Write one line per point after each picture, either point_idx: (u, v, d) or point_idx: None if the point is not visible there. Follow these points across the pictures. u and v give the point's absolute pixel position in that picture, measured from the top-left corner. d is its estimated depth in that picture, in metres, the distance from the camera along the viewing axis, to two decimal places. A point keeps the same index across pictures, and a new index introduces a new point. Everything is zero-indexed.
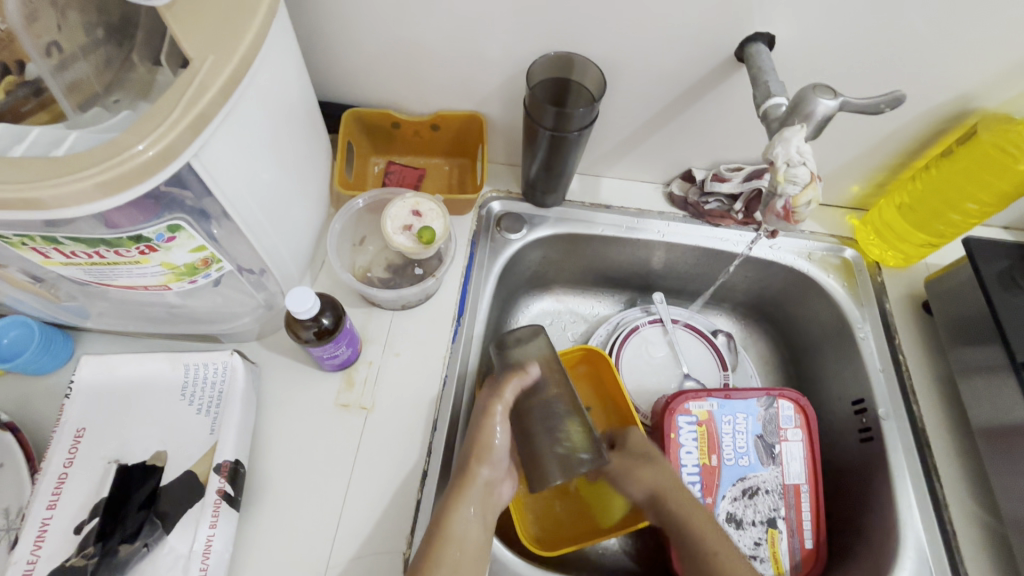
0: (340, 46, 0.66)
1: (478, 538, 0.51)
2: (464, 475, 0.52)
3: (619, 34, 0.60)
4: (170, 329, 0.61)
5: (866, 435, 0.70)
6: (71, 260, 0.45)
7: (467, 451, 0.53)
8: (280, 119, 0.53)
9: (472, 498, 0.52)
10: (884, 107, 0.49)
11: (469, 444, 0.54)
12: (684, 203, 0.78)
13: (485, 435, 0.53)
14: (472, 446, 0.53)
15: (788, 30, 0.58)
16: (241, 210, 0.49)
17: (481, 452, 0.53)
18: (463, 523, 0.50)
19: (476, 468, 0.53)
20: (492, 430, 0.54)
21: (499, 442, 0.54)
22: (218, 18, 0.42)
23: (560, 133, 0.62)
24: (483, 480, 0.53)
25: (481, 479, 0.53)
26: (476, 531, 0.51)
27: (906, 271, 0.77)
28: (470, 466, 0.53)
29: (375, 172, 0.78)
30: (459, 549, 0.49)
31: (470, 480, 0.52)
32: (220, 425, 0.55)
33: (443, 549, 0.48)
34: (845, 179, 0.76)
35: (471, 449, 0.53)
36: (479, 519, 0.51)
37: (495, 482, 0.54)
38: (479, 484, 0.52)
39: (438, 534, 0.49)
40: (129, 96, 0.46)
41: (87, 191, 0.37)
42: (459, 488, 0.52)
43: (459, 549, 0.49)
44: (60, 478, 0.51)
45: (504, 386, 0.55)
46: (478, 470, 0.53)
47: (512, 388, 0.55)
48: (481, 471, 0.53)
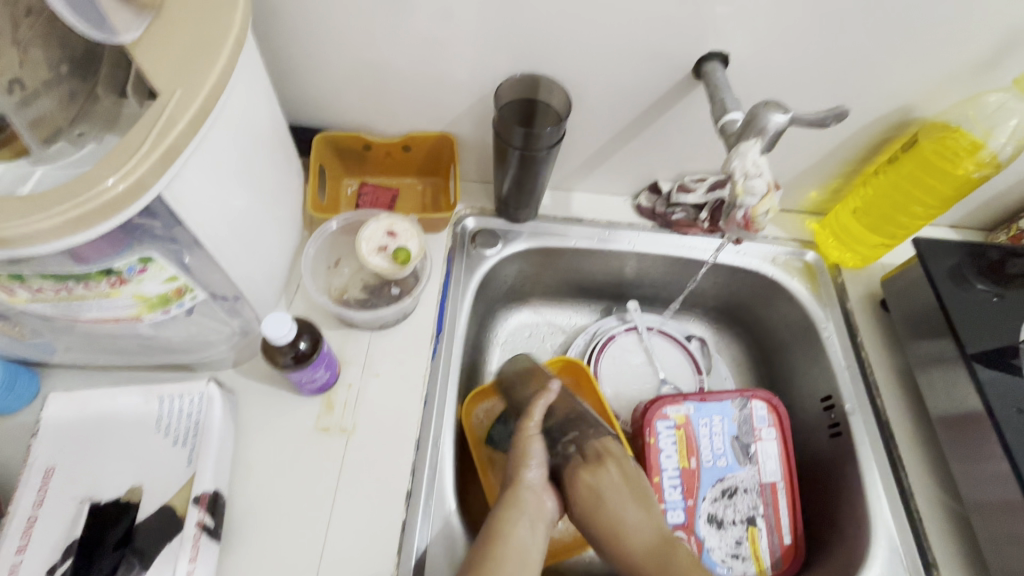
0: (309, 72, 0.67)
1: (532, 543, 0.54)
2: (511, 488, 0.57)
3: (582, 56, 0.63)
4: (142, 360, 0.60)
5: (835, 430, 0.72)
6: (39, 296, 0.44)
7: (516, 465, 0.59)
8: (251, 147, 0.54)
9: (523, 503, 0.56)
10: (831, 122, 0.52)
11: (514, 457, 0.60)
12: (652, 213, 0.81)
13: (529, 449, 0.60)
14: (521, 458, 0.59)
15: (739, 49, 0.61)
16: (213, 238, 0.49)
17: (524, 463, 0.59)
18: (522, 531, 0.54)
19: (524, 479, 0.58)
20: (529, 442, 0.60)
21: (539, 450, 0.60)
22: (184, 50, 0.43)
23: (529, 151, 0.64)
24: (529, 487, 0.57)
25: (529, 486, 0.58)
26: (531, 535, 0.54)
27: (863, 272, 0.81)
28: (519, 476, 0.58)
29: (348, 194, 0.79)
30: (518, 555, 0.52)
31: (520, 489, 0.57)
32: (197, 456, 0.54)
33: (503, 548, 0.52)
34: (802, 185, 0.80)
35: (521, 462, 0.59)
36: (531, 524, 0.55)
37: (541, 493, 0.58)
38: (530, 489, 0.57)
39: (492, 532, 0.53)
40: (94, 128, 0.45)
41: (57, 229, 0.36)
42: (514, 498, 0.56)
43: (514, 555, 0.52)
44: (29, 520, 0.49)
45: (529, 408, 0.63)
46: (526, 476, 0.58)
47: (541, 408, 0.62)
48: (527, 481, 0.58)
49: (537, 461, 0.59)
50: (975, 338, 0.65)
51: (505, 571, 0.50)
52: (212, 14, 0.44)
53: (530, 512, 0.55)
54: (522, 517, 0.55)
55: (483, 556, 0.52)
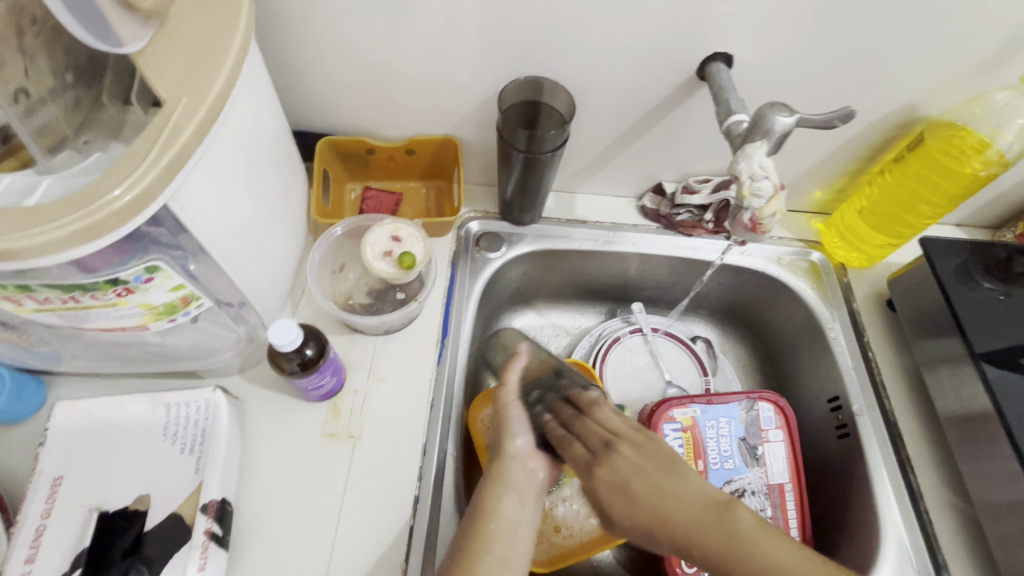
0: (313, 77, 0.66)
1: (520, 515, 0.53)
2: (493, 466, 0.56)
3: (586, 58, 0.63)
4: (148, 368, 0.59)
5: (842, 431, 0.72)
6: (45, 306, 0.44)
7: (500, 437, 0.58)
8: (256, 153, 0.53)
9: (510, 476, 0.55)
10: (838, 123, 0.52)
11: (496, 432, 0.59)
12: (657, 215, 0.80)
13: (508, 417, 0.59)
14: (502, 429, 0.58)
15: (744, 49, 0.61)
16: (218, 246, 0.49)
17: (508, 437, 0.57)
18: (510, 507, 0.52)
19: (507, 453, 0.56)
20: (508, 412, 0.59)
21: (520, 419, 0.59)
22: (189, 58, 0.43)
23: (533, 155, 0.64)
24: (513, 460, 0.56)
25: (514, 457, 0.56)
26: (521, 510, 0.53)
27: (869, 271, 0.80)
28: (502, 448, 0.57)
29: (352, 198, 0.79)
30: (506, 528, 0.51)
31: (504, 464, 0.55)
32: (205, 464, 0.54)
33: (491, 525, 0.51)
34: (807, 185, 0.80)
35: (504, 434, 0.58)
36: (520, 497, 0.54)
37: (529, 463, 0.57)
38: (514, 460, 0.56)
39: (480, 510, 0.52)
40: (100, 136, 0.46)
41: (64, 240, 0.36)
42: (498, 471, 0.55)
43: (505, 531, 0.51)
44: (38, 530, 0.49)
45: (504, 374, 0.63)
46: (509, 450, 0.57)
47: (515, 372, 0.62)
48: (510, 453, 0.56)
49: (520, 431, 0.58)
50: (984, 338, 0.64)
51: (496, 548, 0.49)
52: (217, 21, 0.44)
53: (517, 486, 0.54)
54: (510, 491, 0.53)
55: (470, 532, 0.50)
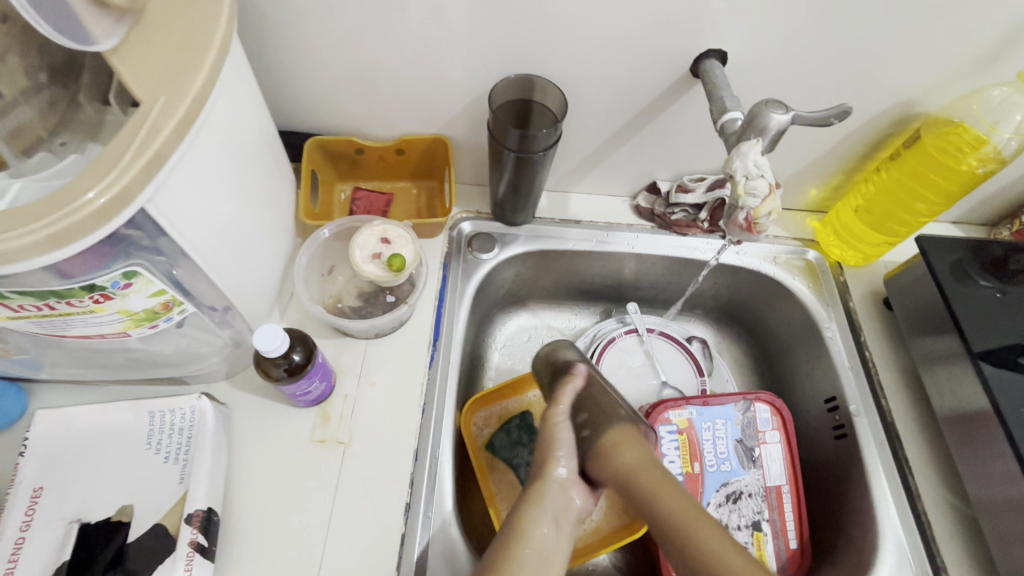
0: (299, 75, 0.65)
1: (557, 549, 0.48)
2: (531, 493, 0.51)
3: (577, 55, 0.62)
4: (132, 374, 0.58)
5: (839, 432, 0.71)
6: (19, 314, 0.42)
7: (542, 459, 0.54)
8: (239, 154, 0.52)
9: (546, 500, 0.50)
10: (833, 120, 0.51)
11: (541, 453, 0.54)
12: (651, 214, 0.80)
13: (554, 439, 0.54)
14: (545, 452, 0.54)
15: (737, 46, 0.60)
16: (200, 249, 0.47)
17: (550, 461, 0.53)
18: (544, 531, 0.48)
19: (548, 475, 0.52)
20: (554, 434, 0.55)
21: (566, 442, 0.54)
22: (167, 56, 0.41)
23: (525, 154, 0.63)
24: (554, 486, 0.51)
25: (556, 481, 0.52)
26: (555, 536, 0.48)
27: (865, 270, 0.80)
28: (544, 470, 0.52)
29: (342, 199, 0.77)
30: (539, 559, 0.46)
31: (544, 490, 0.51)
32: (190, 473, 0.52)
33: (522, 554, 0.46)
34: (803, 183, 0.79)
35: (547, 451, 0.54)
36: (558, 529, 0.49)
37: (569, 489, 0.51)
38: (557, 483, 0.51)
39: (510, 533, 0.48)
40: (77, 137, 0.44)
41: (35, 245, 0.35)
42: (536, 492, 0.51)
43: (535, 558, 0.46)
44: (17, 543, 0.48)
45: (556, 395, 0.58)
46: (552, 475, 0.52)
47: (568, 394, 0.58)
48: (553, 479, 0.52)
49: (565, 451, 0.53)
50: (982, 336, 0.64)
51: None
52: (196, 19, 0.43)
53: (557, 513, 0.49)
54: (541, 514, 0.49)
55: (499, 558, 0.46)
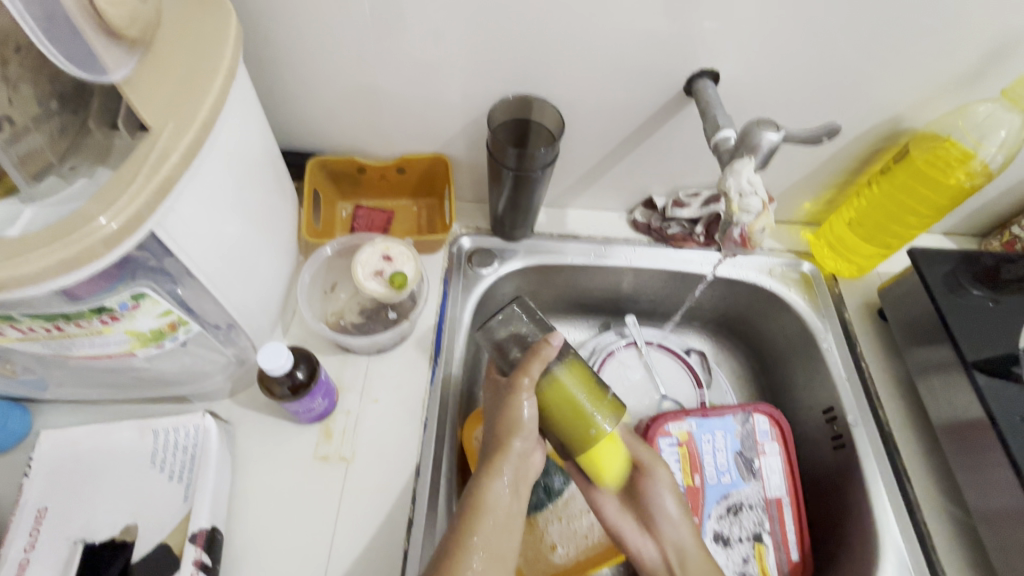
0: (302, 98, 0.67)
1: (510, 507, 0.52)
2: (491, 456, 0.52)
3: (574, 75, 0.63)
4: (137, 394, 0.59)
5: (838, 442, 0.72)
6: (29, 335, 0.43)
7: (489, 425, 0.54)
8: (244, 176, 0.53)
9: (506, 466, 0.52)
10: (824, 138, 0.52)
11: (501, 421, 0.52)
12: (648, 228, 0.81)
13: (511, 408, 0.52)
14: (501, 417, 0.53)
15: (729, 66, 0.62)
16: (206, 270, 0.48)
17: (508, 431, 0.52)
18: (503, 498, 0.51)
19: (512, 441, 0.52)
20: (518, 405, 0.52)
21: (528, 415, 0.52)
22: (176, 84, 0.43)
23: (523, 172, 0.64)
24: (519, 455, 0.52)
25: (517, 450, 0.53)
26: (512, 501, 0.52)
27: (860, 281, 0.81)
28: (504, 441, 0.52)
29: (343, 217, 0.78)
30: (498, 522, 0.50)
31: (507, 457, 0.52)
32: (193, 491, 0.53)
33: (482, 519, 0.50)
34: (796, 197, 0.81)
35: (506, 414, 0.52)
36: (518, 487, 0.53)
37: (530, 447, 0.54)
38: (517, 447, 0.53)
39: (472, 504, 0.50)
40: (86, 161, 0.45)
41: (47, 270, 0.36)
42: (500, 447, 0.52)
43: (494, 521, 0.50)
44: (21, 563, 0.48)
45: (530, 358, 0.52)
46: (513, 443, 0.52)
47: (536, 365, 0.52)
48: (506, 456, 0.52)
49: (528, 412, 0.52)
50: (975, 346, 0.65)
51: (490, 545, 0.49)
52: (204, 47, 0.44)
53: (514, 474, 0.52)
54: (502, 479, 0.52)
55: (457, 532, 0.49)
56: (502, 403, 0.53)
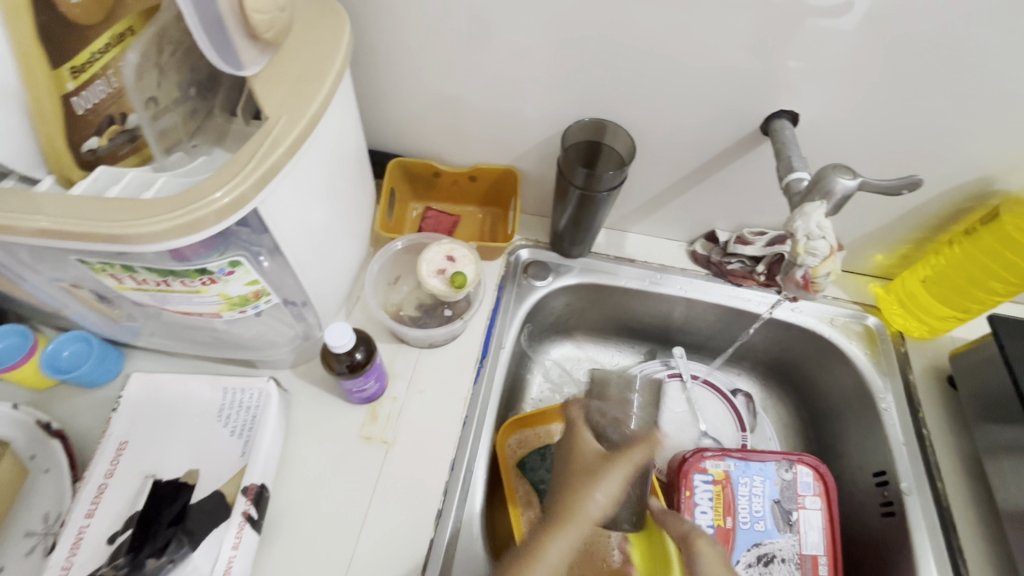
0: (393, 103, 0.72)
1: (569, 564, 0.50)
2: (563, 512, 0.53)
3: (652, 103, 0.65)
4: (214, 352, 0.65)
5: (887, 509, 0.68)
6: (142, 286, 0.49)
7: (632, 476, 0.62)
8: (336, 168, 0.59)
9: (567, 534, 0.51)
10: (904, 190, 0.51)
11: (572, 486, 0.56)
12: (707, 261, 0.81)
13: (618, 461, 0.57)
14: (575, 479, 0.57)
15: (810, 109, 0.62)
16: (292, 248, 0.53)
17: (590, 493, 0.54)
18: (558, 556, 0.49)
19: (579, 508, 0.53)
20: (611, 475, 0.56)
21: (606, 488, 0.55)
22: (293, 82, 0.48)
23: (589, 192, 0.66)
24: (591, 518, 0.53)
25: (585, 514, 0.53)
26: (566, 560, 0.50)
27: (930, 343, 0.77)
28: (578, 503, 0.53)
29: (413, 216, 0.83)
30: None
31: (578, 516, 0.52)
32: (250, 448, 0.57)
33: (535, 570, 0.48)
34: (868, 247, 0.78)
35: (590, 490, 0.54)
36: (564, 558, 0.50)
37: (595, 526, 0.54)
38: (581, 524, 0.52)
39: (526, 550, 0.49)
40: (206, 141, 0.52)
41: (165, 233, 0.41)
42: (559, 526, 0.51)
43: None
44: (100, 487, 0.54)
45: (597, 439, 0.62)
46: (586, 504, 0.53)
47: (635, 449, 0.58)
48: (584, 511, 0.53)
49: (605, 494, 0.54)
50: None
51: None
52: (318, 50, 0.50)
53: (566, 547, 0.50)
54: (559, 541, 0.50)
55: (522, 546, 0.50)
56: (590, 477, 0.56)
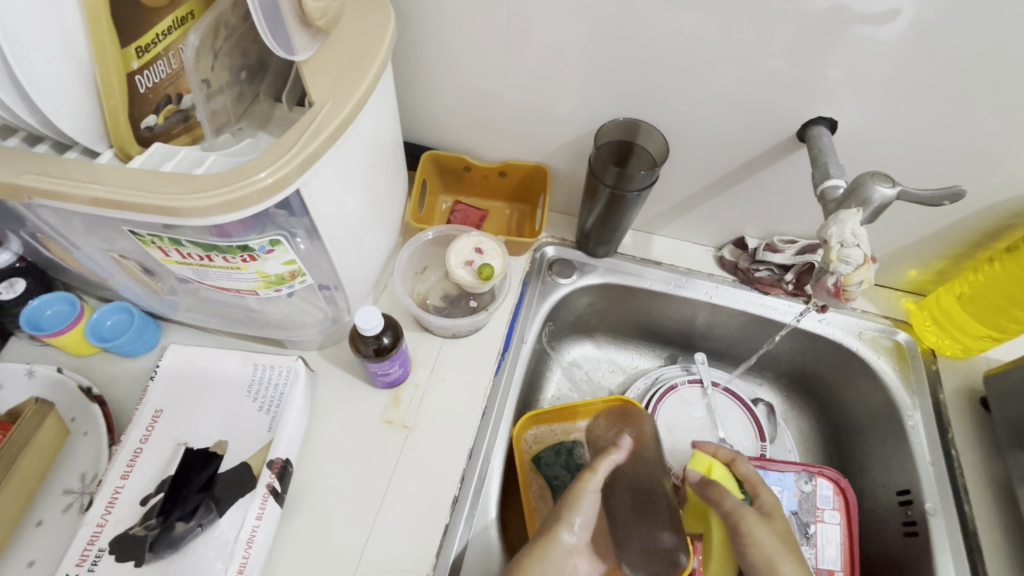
0: (429, 96, 0.74)
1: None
2: (546, 532, 0.56)
3: (687, 106, 0.65)
4: (246, 330, 0.67)
5: (910, 529, 0.67)
6: (185, 260, 0.52)
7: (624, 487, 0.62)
8: (373, 156, 0.60)
9: (550, 559, 0.54)
10: (944, 201, 0.50)
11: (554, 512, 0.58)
12: (735, 267, 0.80)
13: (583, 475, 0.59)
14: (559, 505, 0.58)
15: (849, 117, 0.61)
16: (329, 231, 0.55)
17: (567, 517, 0.57)
18: None
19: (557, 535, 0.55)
20: (580, 497, 0.57)
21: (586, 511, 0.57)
22: (338, 70, 0.50)
23: (619, 191, 0.66)
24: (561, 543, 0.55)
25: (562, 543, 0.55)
26: None
27: (963, 362, 0.75)
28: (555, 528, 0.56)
29: (442, 209, 0.85)
30: None
31: (554, 542, 0.55)
32: (278, 424, 0.59)
33: None
34: (902, 261, 0.77)
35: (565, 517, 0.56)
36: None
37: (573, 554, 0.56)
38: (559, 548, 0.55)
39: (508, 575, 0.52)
40: (251, 125, 0.55)
41: (215, 208, 0.43)
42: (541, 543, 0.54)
43: None
44: (135, 451, 0.56)
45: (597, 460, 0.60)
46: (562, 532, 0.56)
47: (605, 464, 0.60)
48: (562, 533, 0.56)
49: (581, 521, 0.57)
50: None
51: None
52: (365, 41, 0.52)
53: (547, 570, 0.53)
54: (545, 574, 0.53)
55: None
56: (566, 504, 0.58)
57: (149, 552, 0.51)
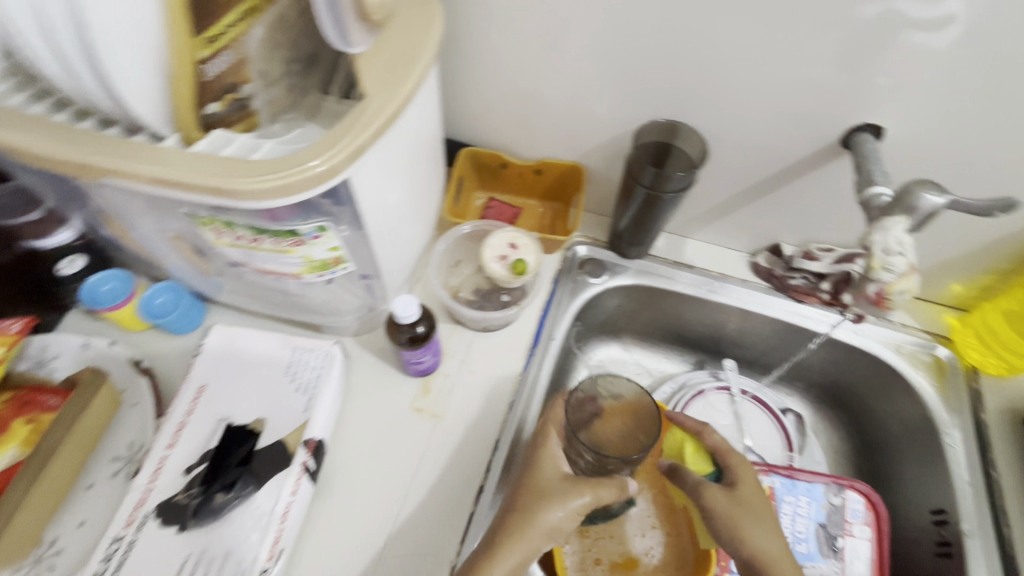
0: (470, 93, 0.75)
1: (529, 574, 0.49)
2: (517, 514, 0.50)
3: (728, 109, 0.65)
4: (286, 314, 0.70)
5: (944, 549, 0.65)
6: (237, 242, 0.54)
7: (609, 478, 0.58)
8: (415, 149, 0.62)
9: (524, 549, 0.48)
10: (996, 213, 0.49)
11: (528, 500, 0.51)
12: (769, 274, 0.79)
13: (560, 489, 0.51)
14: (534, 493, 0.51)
15: (897, 124, 0.59)
16: (371, 221, 0.56)
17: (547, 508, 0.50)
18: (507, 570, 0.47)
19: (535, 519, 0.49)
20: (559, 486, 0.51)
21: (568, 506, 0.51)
22: (388, 63, 0.51)
23: (655, 192, 0.67)
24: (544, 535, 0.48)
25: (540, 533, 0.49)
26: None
27: (1007, 382, 0.72)
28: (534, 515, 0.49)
29: (476, 205, 0.86)
30: None
31: (532, 528, 0.48)
32: (312, 406, 0.61)
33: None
34: (946, 275, 0.74)
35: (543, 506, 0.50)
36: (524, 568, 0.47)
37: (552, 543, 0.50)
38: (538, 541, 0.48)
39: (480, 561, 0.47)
40: (301, 115, 0.57)
41: (271, 191, 0.45)
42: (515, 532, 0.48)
43: None
44: (180, 424, 0.59)
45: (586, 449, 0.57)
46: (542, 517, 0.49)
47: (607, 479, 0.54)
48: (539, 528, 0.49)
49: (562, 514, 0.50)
50: None
51: None
52: (415, 36, 0.53)
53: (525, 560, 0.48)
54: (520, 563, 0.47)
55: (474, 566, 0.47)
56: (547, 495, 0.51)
57: (192, 519, 0.53)
